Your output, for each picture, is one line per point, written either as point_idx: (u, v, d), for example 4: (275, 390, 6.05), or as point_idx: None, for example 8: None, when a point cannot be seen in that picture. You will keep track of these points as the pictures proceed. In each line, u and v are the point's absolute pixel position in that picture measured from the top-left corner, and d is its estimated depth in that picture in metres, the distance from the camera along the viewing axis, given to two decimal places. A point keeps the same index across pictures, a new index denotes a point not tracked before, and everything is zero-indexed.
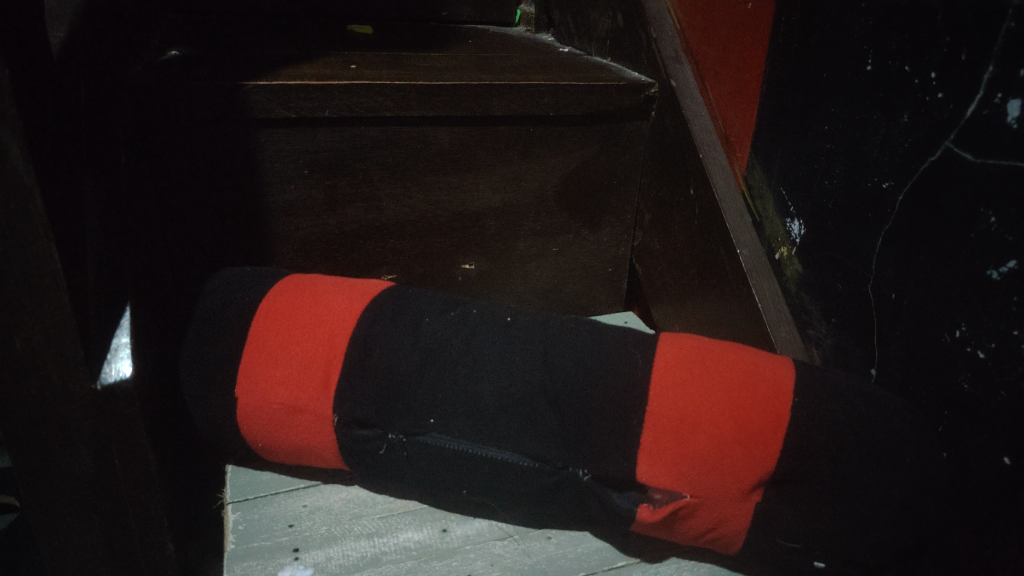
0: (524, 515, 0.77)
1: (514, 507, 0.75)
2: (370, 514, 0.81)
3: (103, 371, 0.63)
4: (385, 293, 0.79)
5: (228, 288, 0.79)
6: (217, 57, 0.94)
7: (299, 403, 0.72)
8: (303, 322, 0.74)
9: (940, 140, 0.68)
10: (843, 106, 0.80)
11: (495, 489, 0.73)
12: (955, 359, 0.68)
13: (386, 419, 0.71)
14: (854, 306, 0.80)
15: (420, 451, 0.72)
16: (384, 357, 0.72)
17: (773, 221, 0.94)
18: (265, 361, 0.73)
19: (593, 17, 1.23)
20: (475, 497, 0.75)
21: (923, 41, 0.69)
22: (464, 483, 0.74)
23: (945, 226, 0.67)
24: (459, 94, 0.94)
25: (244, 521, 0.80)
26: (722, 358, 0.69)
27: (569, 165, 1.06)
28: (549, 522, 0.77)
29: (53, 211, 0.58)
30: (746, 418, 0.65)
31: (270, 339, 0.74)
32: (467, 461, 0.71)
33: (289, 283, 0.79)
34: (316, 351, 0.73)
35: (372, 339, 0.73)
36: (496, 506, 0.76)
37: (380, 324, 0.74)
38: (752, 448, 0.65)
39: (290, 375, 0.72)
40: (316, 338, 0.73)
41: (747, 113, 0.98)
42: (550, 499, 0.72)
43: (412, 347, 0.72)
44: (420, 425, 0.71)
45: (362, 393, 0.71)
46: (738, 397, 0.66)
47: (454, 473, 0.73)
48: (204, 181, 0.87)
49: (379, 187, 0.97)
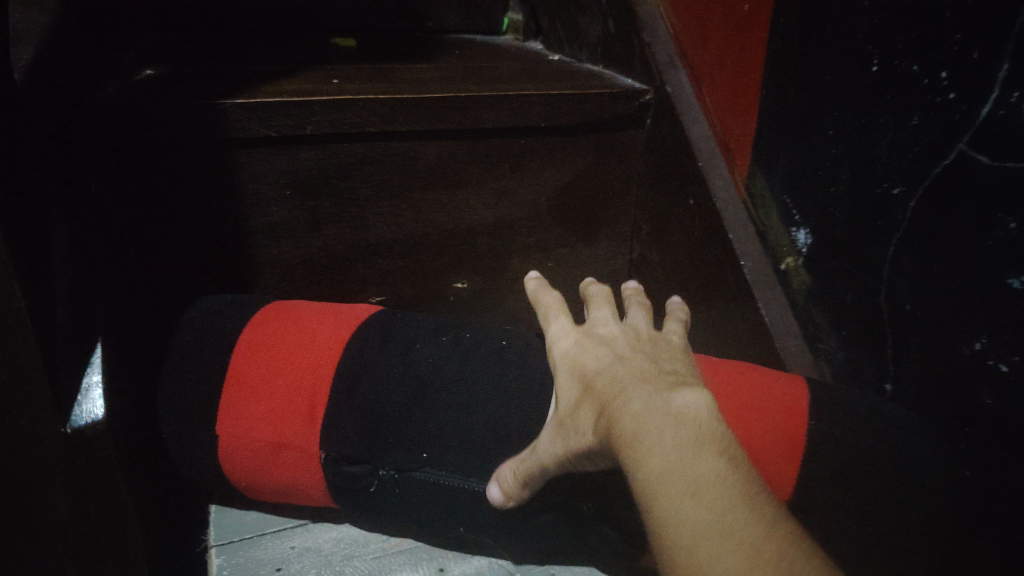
0: (679, 449, 0.49)
1: (661, 422, 0.52)
2: (362, 555, 0.77)
3: (74, 413, 0.60)
4: (371, 321, 0.74)
5: (202, 321, 0.74)
6: (191, 74, 0.90)
7: (284, 439, 0.68)
8: (285, 353, 0.70)
9: (953, 143, 0.64)
10: (847, 109, 0.77)
11: (647, 387, 0.56)
12: (976, 375, 0.64)
13: (377, 454, 0.67)
14: (867, 319, 0.77)
15: (412, 488, 0.67)
16: (370, 389, 0.68)
17: (778, 230, 0.90)
18: (246, 396, 0.68)
19: (581, 24, 1.19)
20: (624, 422, 0.53)
21: (932, 40, 0.65)
22: (621, 395, 0.56)
23: (961, 233, 0.64)
24: (447, 108, 0.90)
25: (229, 565, 0.76)
26: (732, 378, 0.67)
27: (563, 177, 1.03)
28: (721, 464, 0.48)
29: (15, 248, 0.54)
30: (757, 433, 0.63)
31: (251, 373, 0.69)
32: (641, 368, 0.60)
33: (269, 312, 0.75)
34: (300, 384, 0.68)
35: (358, 370, 0.69)
36: (651, 438, 0.51)
37: (367, 352, 0.70)
38: (769, 458, 0.62)
39: (273, 410, 0.68)
40: (301, 370, 0.69)
41: (749, 113, 0.93)
42: (684, 400, 0.54)
43: (402, 374, 0.68)
44: (591, 364, 0.63)
45: (349, 427, 0.67)
46: (751, 420, 0.63)
47: (615, 383, 0.58)
48: (181, 206, 0.82)
49: (365, 207, 0.93)
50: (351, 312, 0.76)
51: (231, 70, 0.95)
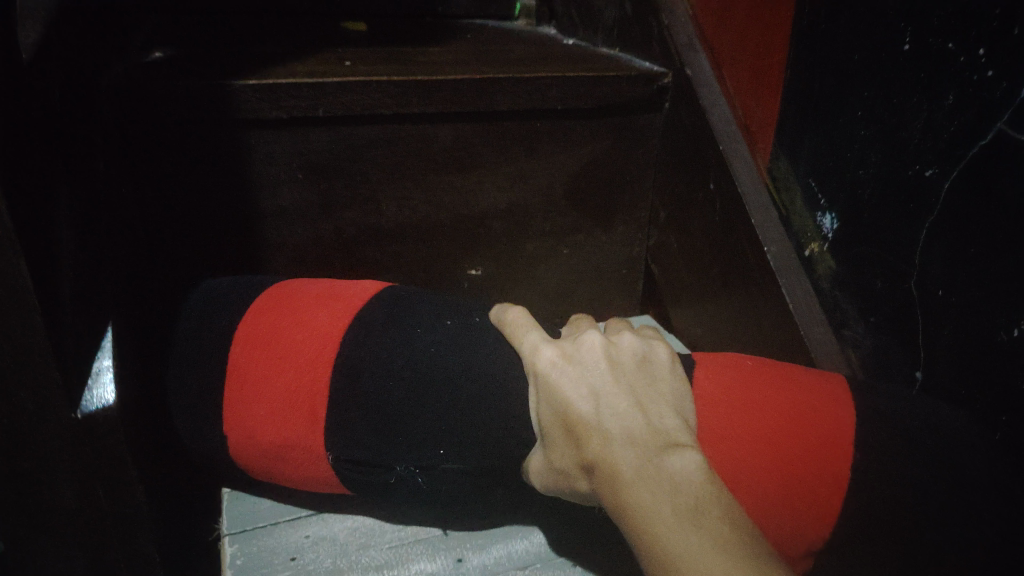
0: (673, 527, 0.48)
1: (661, 494, 0.50)
2: (377, 544, 0.76)
3: (84, 398, 0.57)
4: (368, 308, 0.69)
5: (207, 302, 0.71)
6: (203, 55, 0.88)
7: (290, 437, 0.64)
8: (284, 349, 0.66)
9: (992, 122, 0.62)
10: (877, 90, 0.75)
11: (636, 439, 0.54)
12: (1014, 361, 0.63)
13: (391, 456, 0.62)
14: (897, 306, 0.75)
15: (437, 483, 0.63)
16: (370, 384, 0.63)
17: (802, 216, 0.87)
18: (250, 393, 0.65)
19: (596, 8, 1.17)
20: (623, 487, 0.52)
21: (968, 15, 0.63)
22: (613, 452, 0.54)
23: (1000, 214, 0.62)
24: (462, 89, 0.87)
25: (242, 555, 0.74)
26: (766, 400, 0.62)
27: (579, 162, 1.00)
28: (718, 539, 0.47)
29: (23, 222, 0.52)
30: (797, 460, 0.58)
31: (250, 369, 0.65)
32: (630, 410, 0.56)
33: (270, 303, 0.70)
34: (299, 380, 0.64)
35: (358, 362, 0.64)
36: (648, 512, 0.49)
37: (367, 341, 0.65)
38: (810, 478, 0.58)
39: (277, 407, 0.64)
40: (299, 363, 0.64)
41: (770, 99, 0.90)
42: (674, 457, 0.52)
43: (406, 367, 0.63)
44: (569, 399, 0.58)
45: (359, 428, 0.62)
46: (788, 451, 0.59)
47: (602, 433, 0.55)
48: (189, 189, 0.80)
49: (378, 190, 0.91)
50: (349, 298, 0.70)
51: (242, 52, 0.93)
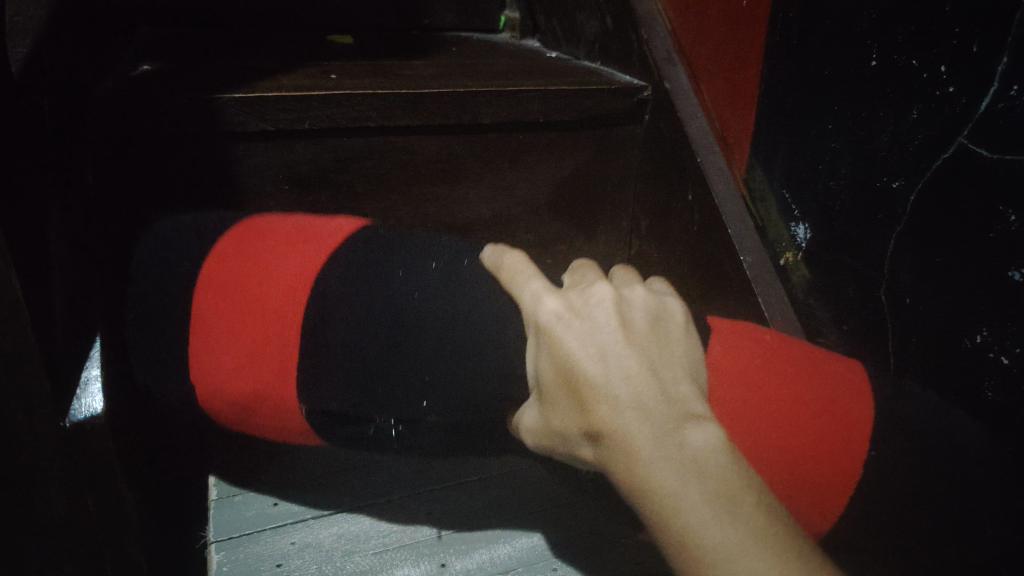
0: (703, 518, 0.50)
1: (686, 479, 0.51)
2: (363, 550, 0.80)
3: (72, 408, 0.58)
4: (344, 248, 0.61)
5: (157, 241, 0.63)
6: (189, 68, 0.89)
7: (262, 390, 0.57)
8: (251, 293, 0.58)
9: (953, 137, 0.64)
10: (847, 104, 0.77)
11: (657, 419, 0.53)
12: (978, 367, 0.65)
13: (371, 406, 0.58)
14: (868, 313, 0.77)
15: (416, 436, 0.60)
16: (345, 335, 0.57)
17: (777, 226, 0.89)
18: (216, 341, 0.57)
19: (578, 21, 1.19)
20: (642, 466, 0.52)
21: (931, 34, 0.66)
22: (630, 429, 0.53)
23: (963, 225, 0.64)
24: (447, 102, 0.89)
25: (229, 562, 0.78)
26: (788, 371, 0.62)
27: (563, 171, 1.02)
28: (745, 533, 0.50)
29: (14, 238, 0.54)
30: (822, 434, 0.60)
31: (216, 315, 0.57)
32: (643, 380, 0.55)
33: (232, 237, 0.61)
34: (270, 326, 0.57)
35: (332, 312, 0.58)
36: (676, 500, 0.51)
37: (347, 289, 0.59)
38: (820, 467, 0.59)
39: (246, 357, 0.57)
40: (270, 308, 0.57)
41: (746, 112, 0.93)
42: (698, 441, 0.53)
43: (393, 314, 0.58)
44: (577, 366, 0.55)
45: (338, 379, 0.57)
46: (814, 424, 0.60)
47: (616, 407, 0.54)
48: (178, 200, 0.81)
49: (364, 202, 0.93)
50: (321, 234, 0.62)
51: (226, 65, 0.94)
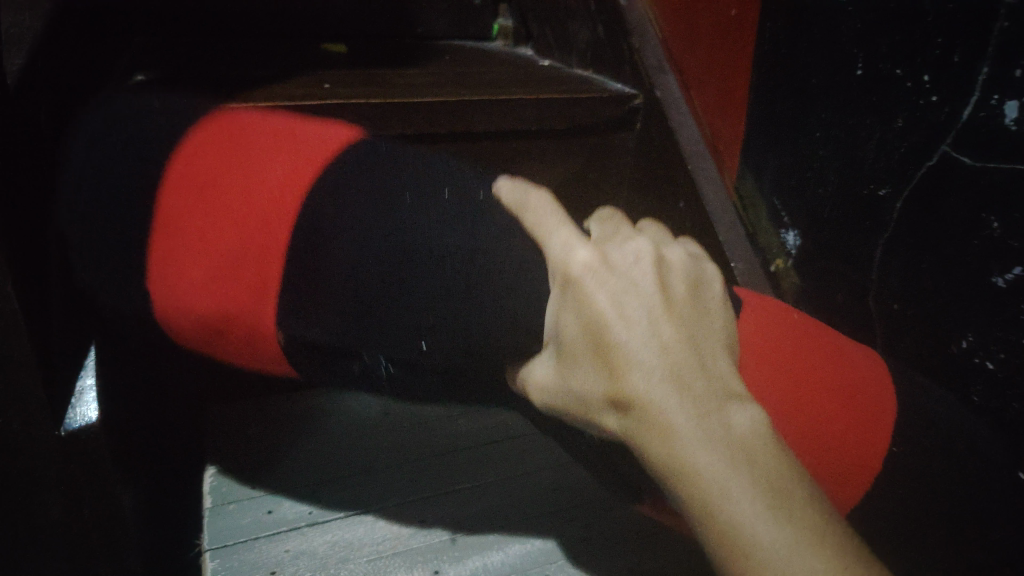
0: (749, 505, 0.43)
1: (733, 461, 0.44)
2: (357, 558, 0.80)
3: (67, 420, 0.60)
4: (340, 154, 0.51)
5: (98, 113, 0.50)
6: (182, 76, 0.90)
7: (228, 310, 0.47)
8: (227, 188, 0.47)
9: (937, 145, 0.65)
10: (835, 111, 0.78)
11: (697, 392, 0.47)
12: (963, 370, 0.66)
13: (361, 340, 0.49)
14: (856, 318, 0.78)
15: (405, 375, 0.51)
16: (341, 262, 0.48)
17: (767, 232, 0.91)
18: (175, 241, 0.46)
19: (570, 29, 1.18)
20: (680, 442, 0.45)
21: (914, 44, 0.66)
22: (667, 401, 0.46)
23: (948, 231, 0.65)
24: (438, 110, 0.87)
25: (224, 569, 0.78)
26: (818, 350, 0.60)
27: (556, 177, 1.00)
28: (797, 527, 0.43)
29: (11, 248, 0.54)
30: (852, 406, 0.56)
31: (180, 209, 0.46)
32: (682, 350, 0.48)
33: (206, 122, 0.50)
34: (250, 232, 0.47)
35: (327, 231, 0.48)
36: (719, 482, 0.44)
37: (345, 205, 0.49)
38: (845, 442, 0.55)
39: (212, 267, 0.46)
40: (252, 211, 0.47)
41: (736, 122, 0.94)
42: (742, 422, 0.46)
43: (396, 244, 0.49)
44: (609, 325, 0.48)
45: (328, 312, 0.48)
46: (845, 397, 0.57)
47: (653, 375, 0.47)
48: None
49: None
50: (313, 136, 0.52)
51: (222, 74, 0.95)
